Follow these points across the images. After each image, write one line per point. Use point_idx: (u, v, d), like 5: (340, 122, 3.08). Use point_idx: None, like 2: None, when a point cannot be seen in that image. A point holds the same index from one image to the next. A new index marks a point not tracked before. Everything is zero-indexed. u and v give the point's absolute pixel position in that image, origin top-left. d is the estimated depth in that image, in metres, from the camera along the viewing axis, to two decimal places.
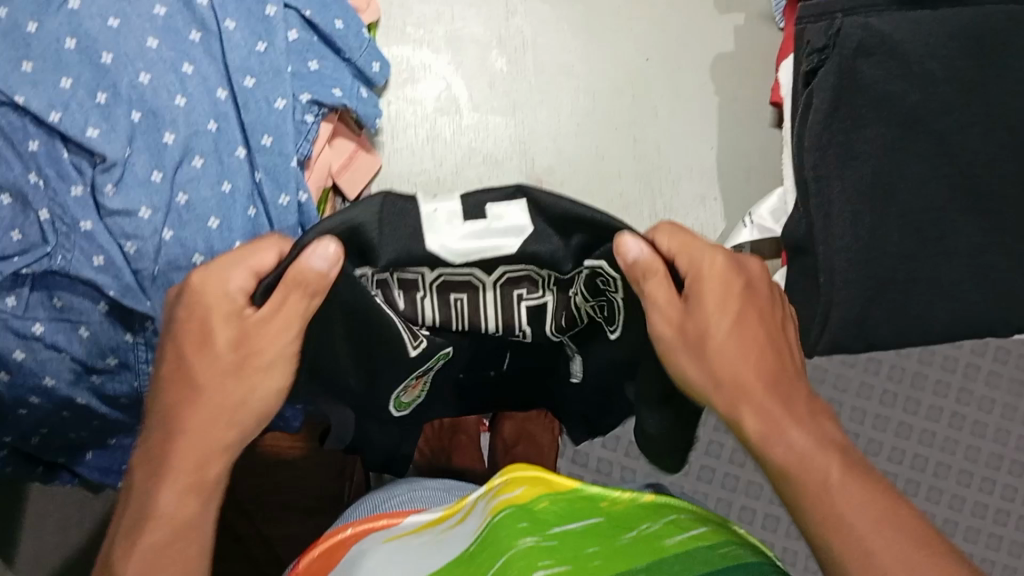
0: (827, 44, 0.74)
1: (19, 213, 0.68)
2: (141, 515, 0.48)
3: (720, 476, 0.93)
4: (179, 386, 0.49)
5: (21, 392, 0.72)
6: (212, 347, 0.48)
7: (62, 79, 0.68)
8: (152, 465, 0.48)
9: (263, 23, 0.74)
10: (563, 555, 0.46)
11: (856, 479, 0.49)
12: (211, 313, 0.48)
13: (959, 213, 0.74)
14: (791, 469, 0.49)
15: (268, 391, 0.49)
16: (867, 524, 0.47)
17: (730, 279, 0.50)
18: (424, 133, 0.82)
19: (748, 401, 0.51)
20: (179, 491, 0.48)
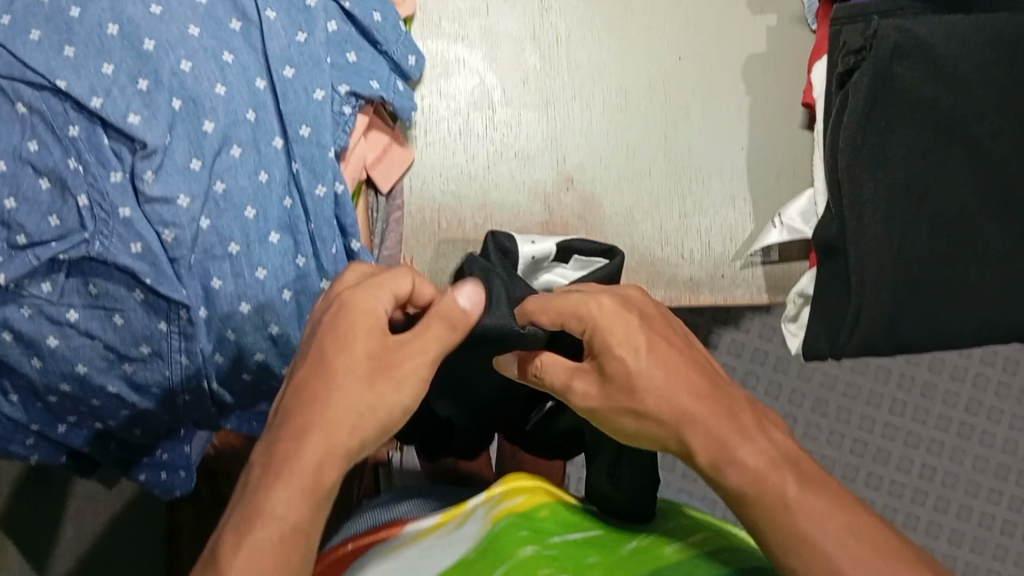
0: (864, 45, 0.73)
1: (58, 198, 0.68)
2: (253, 513, 0.45)
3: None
4: (311, 392, 0.49)
5: (53, 377, 0.73)
6: (346, 355, 0.50)
7: (104, 65, 0.68)
8: (271, 462, 0.47)
9: (303, 14, 0.75)
10: (561, 557, 0.55)
11: (814, 497, 0.49)
12: (355, 325, 0.51)
13: (985, 216, 0.75)
14: (750, 494, 0.50)
15: (396, 407, 0.50)
16: (833, 542, 0.48)
17: (623, 315, 0.56)
18: (458, 127, 0.82)
19: (694, 428, 0.52)
20: (295, 489, 0.46)
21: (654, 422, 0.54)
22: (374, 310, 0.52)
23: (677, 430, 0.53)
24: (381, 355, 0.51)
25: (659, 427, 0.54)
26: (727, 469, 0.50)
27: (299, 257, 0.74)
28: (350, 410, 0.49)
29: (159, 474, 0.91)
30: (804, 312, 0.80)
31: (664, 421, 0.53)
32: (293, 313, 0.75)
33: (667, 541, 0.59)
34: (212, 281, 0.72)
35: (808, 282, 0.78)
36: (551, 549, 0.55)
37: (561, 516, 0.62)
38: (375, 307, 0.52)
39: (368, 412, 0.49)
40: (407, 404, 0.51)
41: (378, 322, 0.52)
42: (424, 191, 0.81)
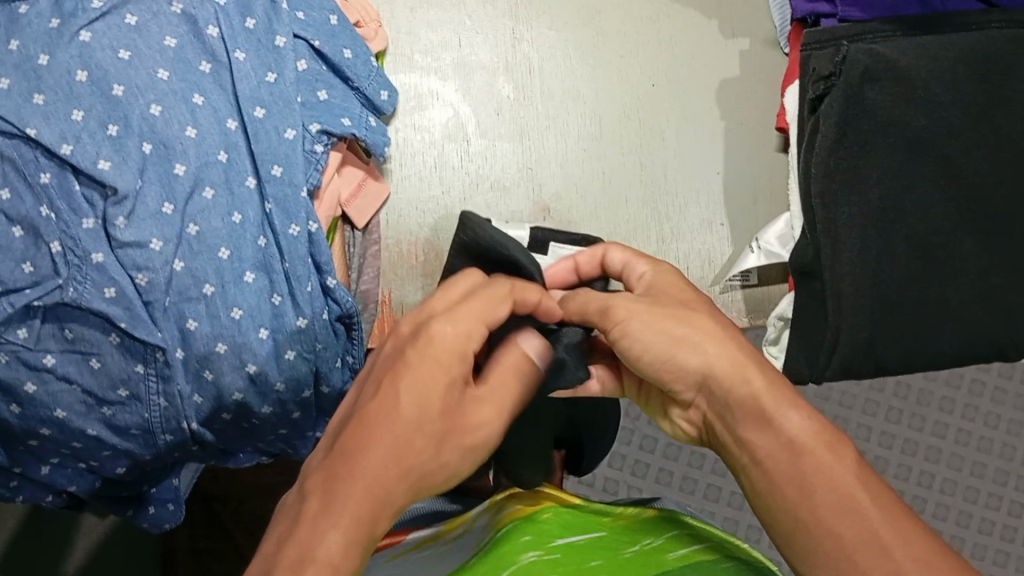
0: (833, 71, 0.74)
1: (31, 245, 0.68)
2: (301, 553, 0.42)
3: (726, 494, 0.96)
4: (364, 441, 0.46)
5: (33, 422, 0.73)
6: (429, 397, 0.49)
7: (73, 111, 0.68)
8: (325, 496, 0.44)
9: (272, 53, 0.75)
10: (563, 564, 0.53)
11: (869, 475, 0.51)
12: (436, 363, 0.50)
13: (965, 237, 0.74)
14: (806, 446, 0.51)
15: (451, 466, 0.49)
16: (881, 513, 0.49)
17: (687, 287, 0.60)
18: (432, 160, 0.82)
19: (757, 373, 0.54)
20: (349, 532, 0.43)
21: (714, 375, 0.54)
22: (458, 347, 0.51)
23: (736, 374, 0.54)
24: (450, 402, 0.50)
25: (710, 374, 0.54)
26: (773, 424, 0.52)
27: (275, 296, 0.74)
28: (400, 467, 0.46)
29: (146, 509, 0.90)
30: (784, 336, 0.79)
31: (720, 358, 0.55)
32: (271, 353, 0.74)
33: (674, 547, 0.57)
34: (188, 323, 0.71)
35: (786, 306, 0.77)
36: (554, 555, 0.54)
37: (563, 520, 0.60)
38: (465, 348, 0.51)
39: (422, 471, 0.47)
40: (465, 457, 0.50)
41: (460, 361, 0.51)
42: (400, 224, 0.81)
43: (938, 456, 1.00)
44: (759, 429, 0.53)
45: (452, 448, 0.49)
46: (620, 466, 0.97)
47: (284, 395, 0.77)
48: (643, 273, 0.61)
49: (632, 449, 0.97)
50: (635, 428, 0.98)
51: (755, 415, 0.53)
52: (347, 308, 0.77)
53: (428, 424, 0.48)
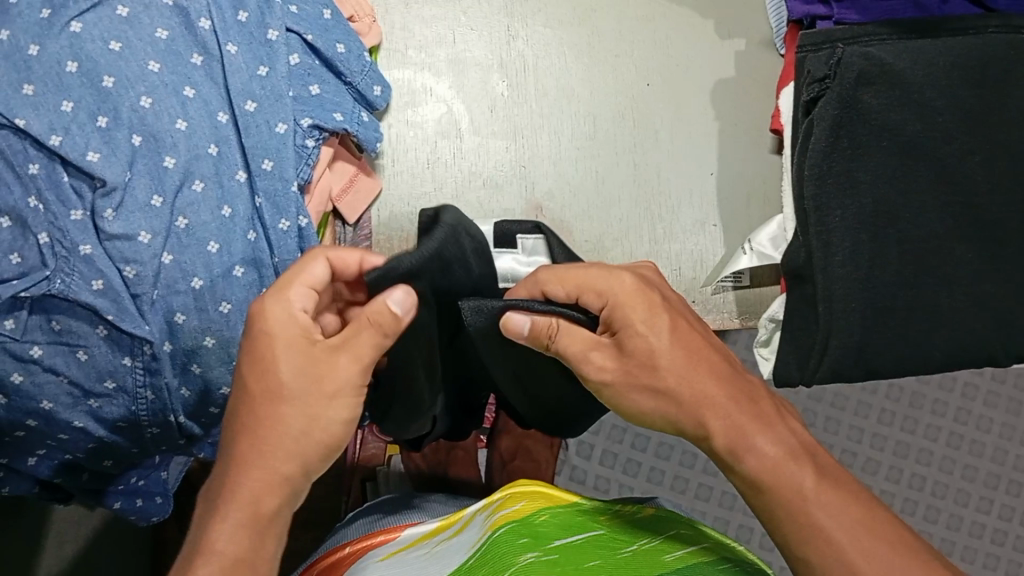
0: (827, 74, 0.73)
1: (19, 235, 0.67)
2: (195, 551, 0.48)
3: (717, 493, 1.01)
4: (237, 434, 0.51)
5: (18, 415, 0.72)
6: (283, 378, 0.50)
7: (63, 102, 0.67)
8: (217, 491, 0.50)
9: (265, 47, 0.74)
10: (560, 565, 0.51)
11: (830, 490, 0.52)
12: (277, 342, 0.50)
13: (958, 242, 0.74)
14: (765, 481, 0.52)
15: (335, 423, 0.51)
16: (847, 536, 0.50)
17: (648, 294, 0.55)
18: (425, 156, 0.82)
19: (715, 416, 0.54)
20: (234, 523, 0.49)
21: (675, 404, 0.54)
22: (302, 319, 0.51)
23: (693, 416, 0.54)
24: (309, 373, 0.50)
25: (677, 409, 0.55)
26: (743, 454, 0.53)
27: (264, 290, 0.74)
28: (275, 445, 0.50)
29: (135, 501, 0.90)
30: (775, 337, 0.79)
31: (676, 400, 0.54)
32: None
33: (670, 549, 0.57)
34: (176, 316, 0.71)
35: (778, 306, 0.77)
36: (551, 554, 0.52)
37: (559, 522, 0.59)
38: (297, 313, 0.51)
39: (305, 438, 0.51)
40: (337, 420, 0.51)
41: (307, 334, 0.51)
42: (391, 221, 0.81)
43: (929, 458, 1.07)
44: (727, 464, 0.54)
45: (323, 409, 0.51)
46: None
47: None
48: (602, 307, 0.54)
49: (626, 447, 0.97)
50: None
51: (721, 453, 0.54)
52: None
53: (290, 400, 0.50)
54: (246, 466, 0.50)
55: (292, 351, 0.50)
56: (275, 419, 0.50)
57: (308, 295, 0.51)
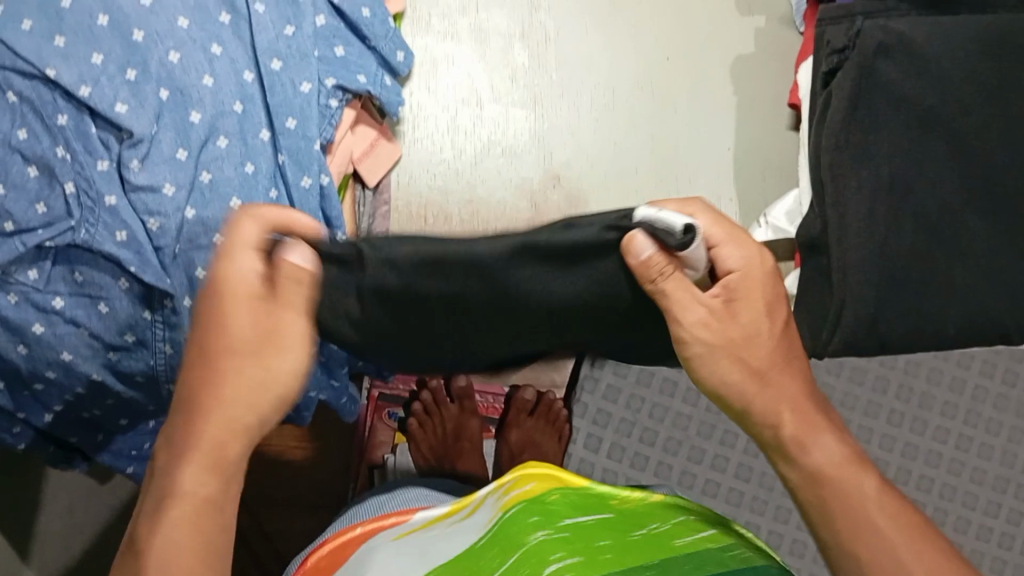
0: (847, 45, 0.75)
1: (46, 185, 0.68)
2: (163, 492, 0.42)
3: (772, 507, 0.83)
4: (200, 372, 0.43)
5: (39, 364, 0.72)
6: (237, 342, 0.43)
7: (93, 54, 0.69)
8: (185, 427, 0.43)
9: (292, 7, 0.76)
10: (570, 548, 0.47)
11: (891, 496, 0.49)
12: (229, 295, 0.42)
13: (975, 216, 0.74)
14: (829, 477, 0.49)
15: (285, 372, 0.44)
16: (901, 537, 0.47)
17: (773, 276, 0.49)
18: (445, 123, 0.85)
19: (779, 398, 0.50)
20: (201, 468, 0.42)
21: (758, 380, 0.49)
22: (252, 284, 0.43)
23: (770, 409, 0.50)
24: (265, 337, 0.43)
25: (755, 388, 0.49)
26: (799, 453, 0.50)
27: None
28: (243, 401, 0.43)
29: (147, 467, 0.88)
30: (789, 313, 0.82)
31: (761, 378, 0.49)
32: None
33: (681, 531, 0.53)
34: (196, 271, 0.71)
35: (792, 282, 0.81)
36: (563, 533, 0.49)
37: (569, 501, 0.55)
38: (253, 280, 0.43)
39: (267, 393, 0.44)
40: (297, 371, 0.44)
41: (260, 299, 0.43)
42: (410, 186, 0.83)
43: None
44: (782, 461, 0.51)
45: (273, 374, 0.44)
46: (619, 458, 0.85)
47: None
48: (731, 270, 0.47)
49: (631, 440, 0.85)
50: (636, 420, 0.86)
51: (774, 444, 0.51)
52: None
53: (245, 355, 0.43)
54: (223, 422, 0.43)
55: (245, 307, 0.43)
56: (233, 361, 0.43)
57: (257, 261, 0.42)
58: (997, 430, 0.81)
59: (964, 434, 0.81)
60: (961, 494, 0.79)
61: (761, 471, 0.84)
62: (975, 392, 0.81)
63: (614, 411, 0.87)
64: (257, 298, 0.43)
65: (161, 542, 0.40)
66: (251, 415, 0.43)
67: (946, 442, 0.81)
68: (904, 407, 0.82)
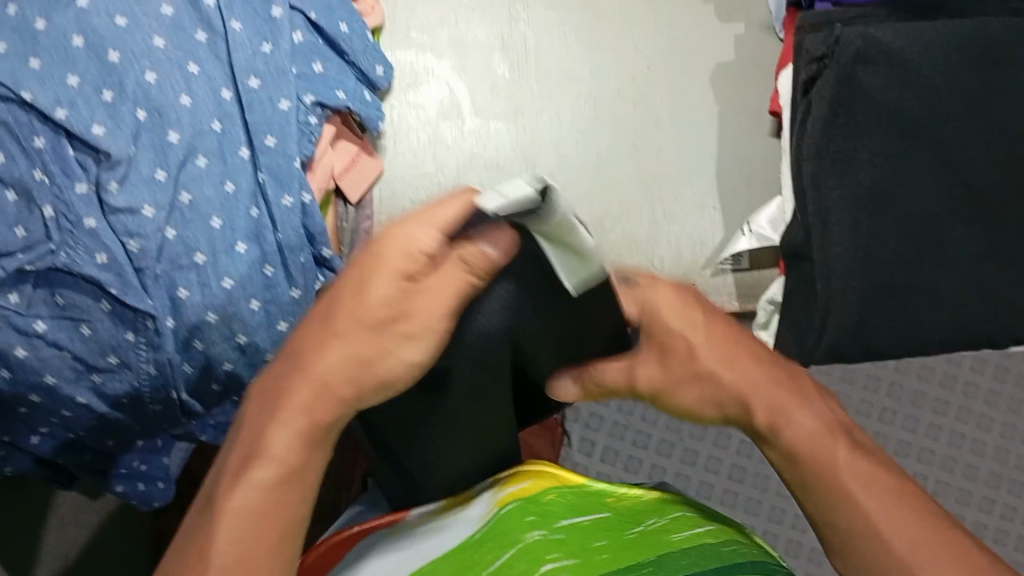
0: (826, 53, 0.75)
1: (24, 209, 0.68)
2: (251, 451, 0.42)
3: (766, 508, 0.83)
4: (316, 335, 0.43)
5: (22, 388, 0.71)
6: (346, 300, 0.43)
7: (68, 75, 0.68)
8: (274, 393, 0.43)
9: (269, 23, 0.76)
10: (567, 548, 0.47)
11: (866, 462, 0.47)
12: (382, 264, 0.42)
13: (957, 222, 0.75)
14: (805, 454, 0.47)
15: (403, 363, 0.44)
16: (883, 509, 0.46)
17: (697, 298, 0.49)
18: (426, 137, 0.84)
19: (755, 396, 0.48)
20: (295, 431, 0.42)
21: (720, 390, 0.48)
22: (416, 243, 0.42)
23: (734, 398, 0.48)
24: (361, 296, 0.42)
25: (726, 392, 0.48)
26: (779, 429, 0.48)
27: (268, 267, 0.75)
28: (340, 358, 0.43)
29: (136, 484, 0.88)
30: (773, 320, 0.82)
31: (717, 381, 0.48)
32: (264, 323, 0.75)
33: (685, 525, 0.51)
34: (179, 292, 0.71)
35: (776, 289, 0.81)
36: (558, 533, 0.49)
37: (568, 500, 0.54)
38: (413, 250, 0.42)
39: (369, 363, 0.43)
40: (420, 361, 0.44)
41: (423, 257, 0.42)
42: (393, 203, 0.83)
43: None
44: (767, 442, 0.49)
45: (397, 353, 0.43)
46: (613, 462, 0.85)
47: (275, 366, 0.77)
48: (638, 313, 0.49)
49: (624, 444, 0.85)
50: (628, 423, 0.86)
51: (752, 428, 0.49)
52: None
53: (367, 332, 0.42)
54: (298, 373, 0.43)
55: (391, 280, 0.42)
56: (350, 322, 0.42)
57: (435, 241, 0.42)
58: (989, 425, 0.83)
59: (957, 432, 0.83)
60: (953, 492, 0.82)
61: (755, 471, 0.85)
62: (968, 388, 0.83)
63: (606, 414, 0.87)
64: (407, 274, 0.42)
65: (234, 501, 0.40)
66: (352, 390, 0.43)
67: (938, 440, 0.83)
68: (895, 404, 0.84)
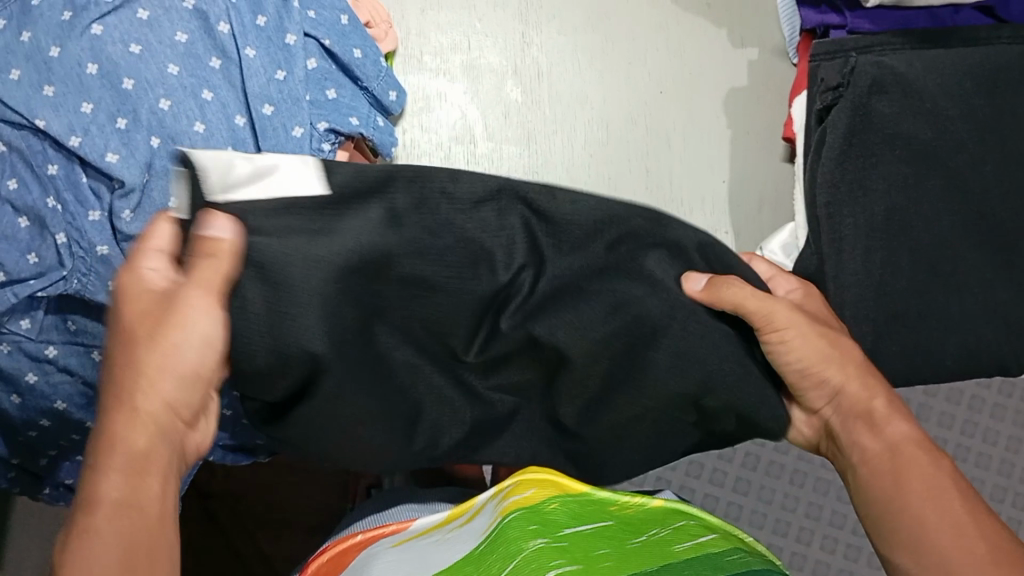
0: (841, 82, 0.75)
1: (37, 235, 0.68)
2: (86, 505, 0.42)
3: (771, 520, 0.84)
4: (113, 387, 0.45)
5: (31, 413, 0.71)
6: (142, 350, 0.45)
7: (83, 103, 0.68)
8: (98, 444, 0.43)
9: (283, 51, 0.76)
10: (570, 556, 0.46)
11: (963, 488, 0.52)
12: (125, 301, 0.46)
13: (970, 250, 0.75)
14: (903, 449, 0.54)
15: (192, 349, 0.45)
16: (969, 516, 0.51)
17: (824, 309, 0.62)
18: (439, 161, 0.84)
19: (873, 393, 0.57)
20: (119, 470, 0.42)
21: (836, 361, 0.57)
22: (154, 283, 0.47)
23: (858, 390, 0.57)
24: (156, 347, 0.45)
25: (837, 366, 0.57)
26: (880, 428, 0.56)
27: None
28: (157, 395, 0.44)
29: None
30: None
31: (843, 360, 0.58)
32: None
33: (680, 539, 0.51)
34: None
35: None
36: (563, 542, 0.48)
37: (569, 509, 0.53)
38: (150, 275, 0.47)
39: (181, 378, 0.45)
40: (206, 336, 0.46)
41: (155, 293, 0.46)
42: None
43: None
44: (867, 431, 0.56)
45: (173, 353, 0.45)
46: None
47: None
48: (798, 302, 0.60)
49: (630, 456, 0.84)
50: None
51: (857, 416, 0.57)
52: None
53: (140, 342, 0.45)
54: (106, 446, 0.43)
55: (138, 302, 0.46)
56: (126, 356, 0.45)
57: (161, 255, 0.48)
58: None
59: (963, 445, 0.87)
60: None
61: (760, 484, 0.85)
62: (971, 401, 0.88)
63: None
64: (153, 295, 0.46)
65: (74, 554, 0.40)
66: (155, 403, 0.44)
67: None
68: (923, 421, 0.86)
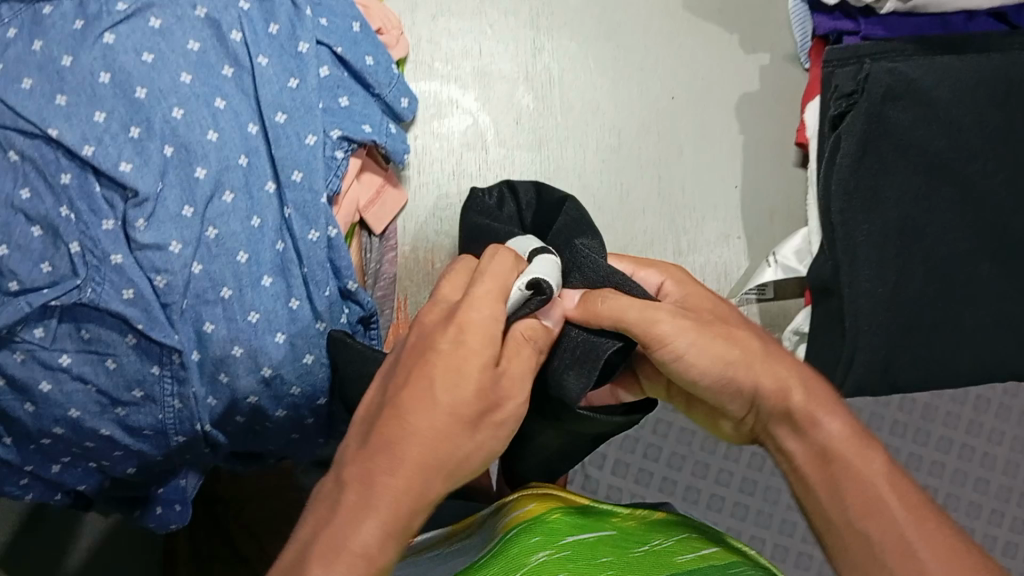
0: (855, 89, 0.75)
1: (50, 245, 0.67)
2: (336, 546, 0.41)
3: (777, 520, 0.83)
4: (396, 437, 0.43)
5: (47, 422, 0.70)
6: (430, 400, 0.44)
7: (95, 113, 0.68)
8: (363, 485, 0.43)
9: (295, 59, 0.76)
10: (573, 565, 0.46)
11: (887, 469, 0.49)
12: (472, 355, 0.45)
13: (983, 258, 0.75)
14: (837, 452, 0.50)
15: (472, 449, 0.45)
16: (906, 509, 0.47)
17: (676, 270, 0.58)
18: (450, 167, 0.85)
19: (784, 387, 0.52)
20: (381, 527, 0.42)
21: (741, 355, 0.51)
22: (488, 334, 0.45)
23: (768, 385, 0.52)
24: (489, 401, 0.45)
25: (740, 361, 0.51)
26: (806, 429, 0.51)
27: (292, 300, 0.74)
28: (429, 454, 0.43)
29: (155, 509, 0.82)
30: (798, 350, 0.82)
31: (743, 349, 0.52)
32: (288, 357, 0.74)
33: (681, 552, 0.51)
34: (204, 326, 0.70)
35: (804, 321, 0.80)
36: (565, 551, 0.47)
37: (572, 520, 0.53)
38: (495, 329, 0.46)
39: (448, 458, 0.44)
40: (486, 439, 0.45)
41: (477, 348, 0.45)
42: (419, 231, 0.84)
43: None
44: (791, 433, 0.52)
45: (468, 449, 0.44)
46: (623, 474, 0.84)
47: (298, 400, 0.76)
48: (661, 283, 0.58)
49: (635, 456, 0.85)
50: (640, 436, 0.86)
51: (781, 418, 0.52)
52: (369, 309, 0.79)
53: (466, 415, 0.44)
54: (364, 487, 0.43)
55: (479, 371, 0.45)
56: (435, 426, 0.43)
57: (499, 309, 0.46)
58: (999, 439, 0.80)
59: (967, 445, 0.80)
60: None
61: (765, 485, 0.85)
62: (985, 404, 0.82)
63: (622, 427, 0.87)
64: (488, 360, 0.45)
65: None
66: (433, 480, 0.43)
67: (948, 454, 0.80)
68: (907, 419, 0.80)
